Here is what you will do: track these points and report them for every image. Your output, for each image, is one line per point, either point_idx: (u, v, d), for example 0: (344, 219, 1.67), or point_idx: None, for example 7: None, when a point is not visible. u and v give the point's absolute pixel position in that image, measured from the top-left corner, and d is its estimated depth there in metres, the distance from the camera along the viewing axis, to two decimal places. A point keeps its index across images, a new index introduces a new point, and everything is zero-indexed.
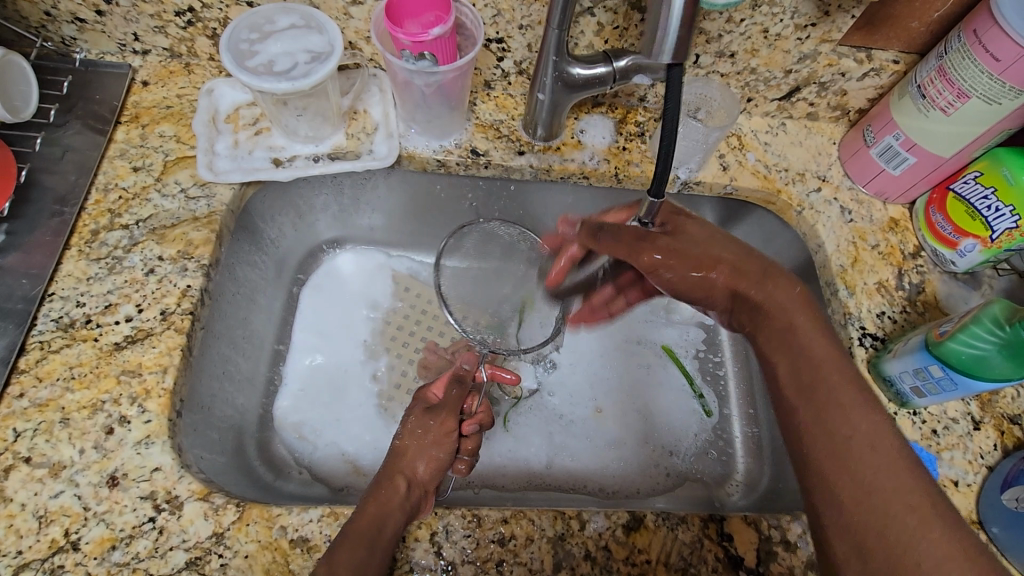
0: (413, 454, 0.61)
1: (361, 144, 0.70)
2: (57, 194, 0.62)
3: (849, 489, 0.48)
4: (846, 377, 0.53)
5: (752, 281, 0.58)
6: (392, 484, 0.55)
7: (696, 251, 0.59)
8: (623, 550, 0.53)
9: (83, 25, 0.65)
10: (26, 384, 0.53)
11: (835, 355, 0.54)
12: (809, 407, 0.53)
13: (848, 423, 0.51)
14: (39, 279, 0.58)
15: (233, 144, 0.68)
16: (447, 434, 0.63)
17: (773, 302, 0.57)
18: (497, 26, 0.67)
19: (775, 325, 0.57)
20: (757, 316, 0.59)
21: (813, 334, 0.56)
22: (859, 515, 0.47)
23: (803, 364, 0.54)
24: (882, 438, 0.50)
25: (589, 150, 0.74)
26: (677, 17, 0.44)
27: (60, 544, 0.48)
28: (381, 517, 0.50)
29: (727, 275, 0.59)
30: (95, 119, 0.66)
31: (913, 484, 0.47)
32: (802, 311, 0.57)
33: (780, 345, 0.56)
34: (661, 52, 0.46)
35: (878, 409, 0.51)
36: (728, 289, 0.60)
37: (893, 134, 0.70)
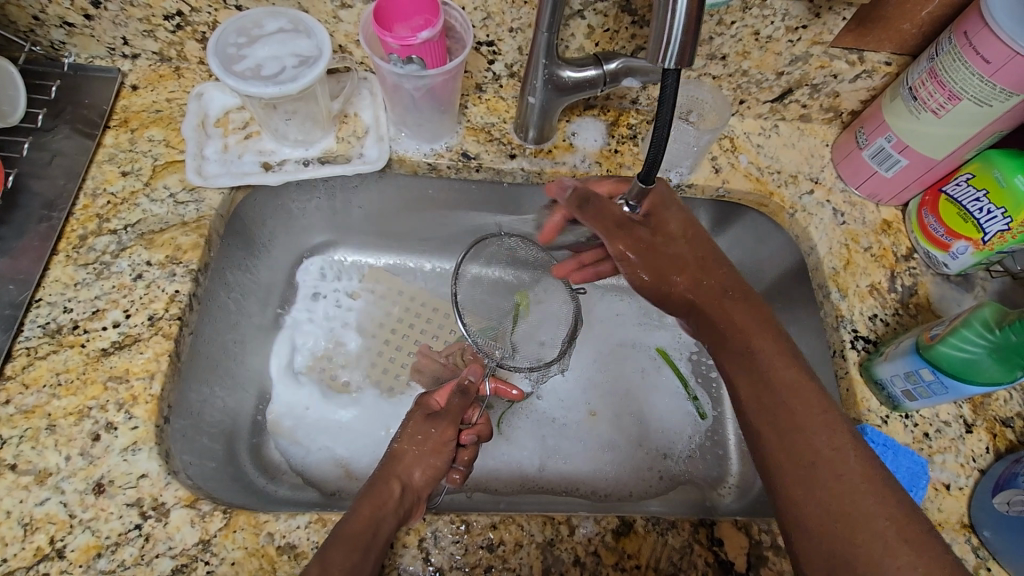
0: (410, 461, 0.60)
1: (352, 148, 0.70)
2: (45, 199, 0.61)
3: (813, 512, 0.49)
4: (805, 396, 0.53)
5: (712, 296, 0.60)
6: (388, 487, 0.55)
7: (659, 255, 0.61)
8: (613, 556, 0.53)
9: (72, 29, 0.65)
10: (12, 391, 0.53)
11: (793, 373, 0.55)
12: (768, 429, 0.53)
13: (807, 438, 0.51)
14: (26, 284, 0.57)
15: (222, 149, 0.68)
16: (445, 443, 0.63)
17: (729, 321, 0.59)
18: (487, 29, 0.67)
19: (735, 346, 0.58)
20: (717, 337, 0.60)
21: (774, 354, 0.56)
22: (827, 538, 0.47)
23: (763, 388, 0.55)
24: (845, 456, 0.50)
25: (580, 153, 0.74)
26: (683, 21, 0.43)
27: (45, 553, 0.48)
28: (377, 521, 0.50)
29: (691, 283, 0.61)
30: (84, 124, 0.66)
31: (876, 505, 0.47)
32: (761, 332, 0.57)
33: (742, 367, 0.57)
34: (666, 58, 0.44)
35: (840, 426, 0.51)
36: (689, 300, 0.61)
37: (885, 136, 0.69)
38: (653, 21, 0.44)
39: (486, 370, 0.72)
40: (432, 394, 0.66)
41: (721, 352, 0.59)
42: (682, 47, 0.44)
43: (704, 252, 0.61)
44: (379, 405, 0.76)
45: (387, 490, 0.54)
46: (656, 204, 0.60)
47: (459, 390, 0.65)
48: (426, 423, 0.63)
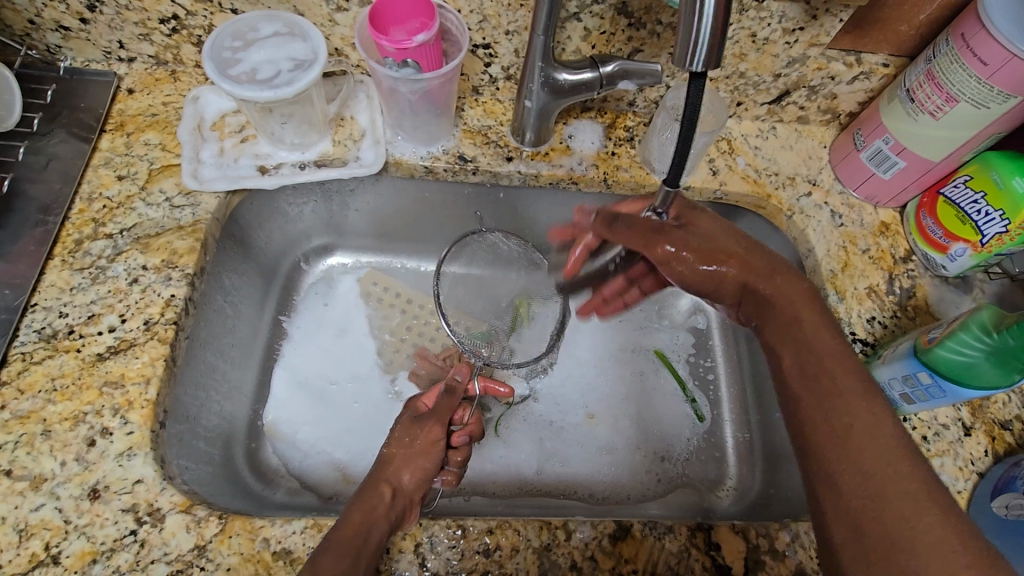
0: (399, 463, 0.59)
1: (348, 151, 0.70)
2: (41, 203, 0.61)
3: (855, 485, 0.47)
4: (849, 368, 0.52)
5: (762, 275, 0.58)
6: (378, 492, 0.54)
7: (702, 246, 0.59)
8: (609, 561, 0.53)
9: (67, 33, 0.65)
10: (7, 396, 0.53)
11: (837, 346, 0.54)
12: (813, 402, 0.52)
13: (853, 413, 0.50)
14: (21, 289, 0.57)
15: (218, 152, 0.68)
16: (434, 442, 0.62)
17: (778, 297, 0.57)
18: (483, 32, 0.67)
19: (781, 320, 0.56)
20: (767, 312, 0.58)
21: (820, 327, 0.55)
22: (859, 501, 0.47)
23: (807, 358, 0.54)
24: (888, 434, 0.49)
25: (577, 155, 0.74)
26: (710, 25, 0.42)
27: (40, 559, 0.48)
28: (367, 526, 0.49)
29: (739, 269, 0.58)
30: (79, 128, 0.66)
31: (911, 472, 0.46)
32: (809, 311, 0.56)
33: (788, 342, 0.55)
34: (694, 60, 0.44)
35: (884, 404, 0.50)
36: (737, 283, 0.59)
37: (883, 138, 0.69)
38: (680, 22, 0.43)
39: (473, 372, 0.73)
40: (423, 397, 0.67)
41: (764, 325, 0.58)
42: (710, 50, 0.43)
43: (745, 240, 0.59)
44: (376, 408, 0.76)
45: (375, 496, 0.53)
46: (682, 212, 0.60)
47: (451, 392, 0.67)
48: (414, 426, 0.63)
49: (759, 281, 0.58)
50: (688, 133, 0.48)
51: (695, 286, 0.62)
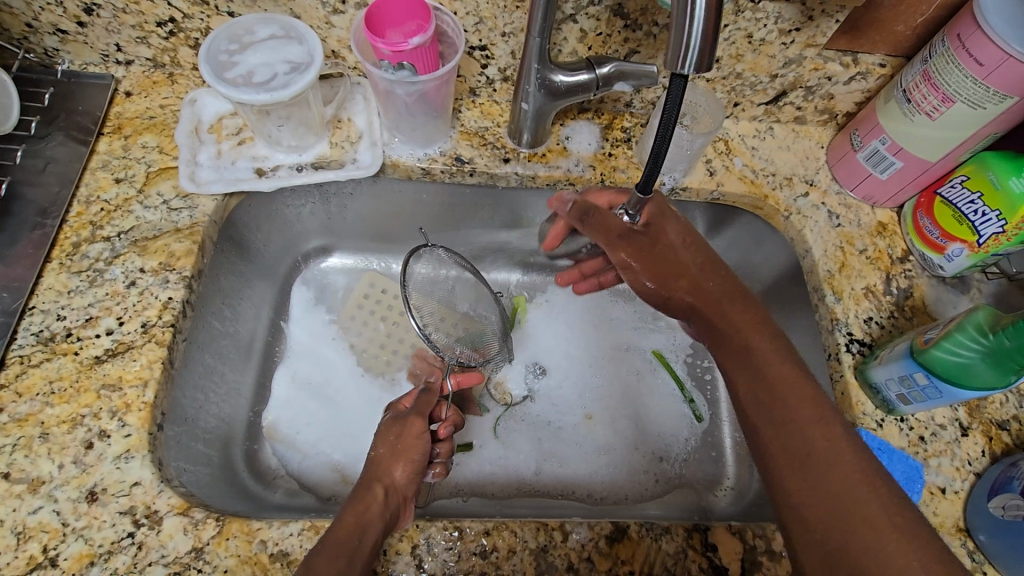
0: (388, 464, 0.58)
1: (345, 153, 0.70)
2: (40, 206, 0.62)
3: (810, 504, 0.48)
4: (801, 391, 0.54)
5: (711, 300, 0.61)
6: (372, 492, 0.53)
7: (658, 263, 0.61)
8: (606, 562, 0.53)
9: (65, 36, 0.65)
10: (5, 399, 0.53)
11: (789, 369, 0.55)
12: (766, 422, 0.54)
13: (804, 431, 0.51)
14: (19, 292, 0.57)
15: (216, 155, 0.68)
16: (419, 435, 0.61)
17: (728, 323, 0.60)
18: (479, 34, 0.67)
19: (733, 345, 0.59)
20: (718, 334, 0.61)
21: (770, 352, 0.57)
22: (820, 524, 0.47)
23: (759, 382, 0.56)
24: (839, 448, 0.50)
25: (575, 157, 0.74)
26: (702, 27, 0.42)
27: (39, 561, 0.48)
28: (361, 528, 0.49)
29: (690, 288, 0.62)
30: (78, 131, 0.66)
31: (869, 495, 0.47)
32: (757, 331, 0.58)
33: (741, 364, 0.58)
34: (685, 64, 0.44)
35: (834, 419, 0.52)
36: (690, 305, 0.62)
37: (880, 139, 0.69)
38: (671, 25, 0.43)
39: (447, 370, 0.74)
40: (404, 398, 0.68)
41: (720, 351, 0.61)
42: (701, 54, 0.43)
43: (700, 259, 0.62)
44: (374, 409, 0.76)
45: (367, 497, 0.52)
46: (654, 219, 0.61)
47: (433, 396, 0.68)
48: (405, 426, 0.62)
49: (710, 307, 0.61)
50: (665, 133, 0.49)
51: (657, 299, 0.64)
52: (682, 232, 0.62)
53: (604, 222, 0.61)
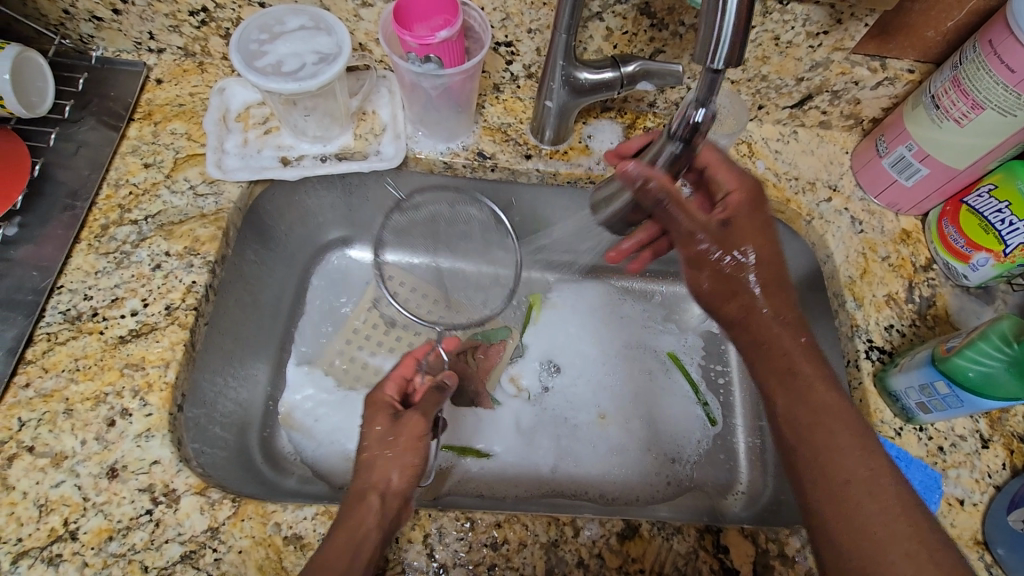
0: (382, 468, 0.52)
1: (368, 145, 0.71)
2: (70, 189, 0.63)
3: (849, 538, 0.46)
4: (846, 420, 0.50)
5: (758, 317, 0.55)
6: (365, 501, 0.50)
7: (760, 253, 0.55)
8: (617, 559, 0.53)
9: (100, 23, 0.67)
10: (32, 375, 0.54)
11: (834, 396, 0.52)
12: (804, 447, 0.51)
13: (844, 461, 0.49)
14: (49, 271, 0.59)
15: (242, 143, 0.69)
16: (419, 438, 0.55)
17: (773, 339, 0.54)
18: (505, 30, 0.68)
19: (775, 363, 0.54)
20: (756, 349, 0.55)
21: (815, 375, 0.53)
22: (858, 559, 0.45)
23: (802, 406, 0.52)
24: (883, 483, 0.47)
25: (596, 155, 0.74)
26: (734, 21, 0.42)
27: (59, 534, 0.48)
28: (360, 535, 0.47)
29: (745, 304, 0.55)
30: (109, 116, 0.67)
31: (914, 533, 0.45)
32: (804, 353, 0.54)
33: (782, 385, 0.53)
34: (715, 58, 0.44)
35: (877, 452, 0.49)
36: (738, 313, 0.56)
37: (906, 145, 0.69)
38: (702, 20, 0.43)
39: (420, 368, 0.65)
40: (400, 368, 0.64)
41: (757, 368, 0.55)
42: (731, 47, 0.43)
43: (767, 266, 0.55)
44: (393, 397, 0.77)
45: (359, 509, 0.49)
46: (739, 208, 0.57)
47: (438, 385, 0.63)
48: (393, 419, 0.56)
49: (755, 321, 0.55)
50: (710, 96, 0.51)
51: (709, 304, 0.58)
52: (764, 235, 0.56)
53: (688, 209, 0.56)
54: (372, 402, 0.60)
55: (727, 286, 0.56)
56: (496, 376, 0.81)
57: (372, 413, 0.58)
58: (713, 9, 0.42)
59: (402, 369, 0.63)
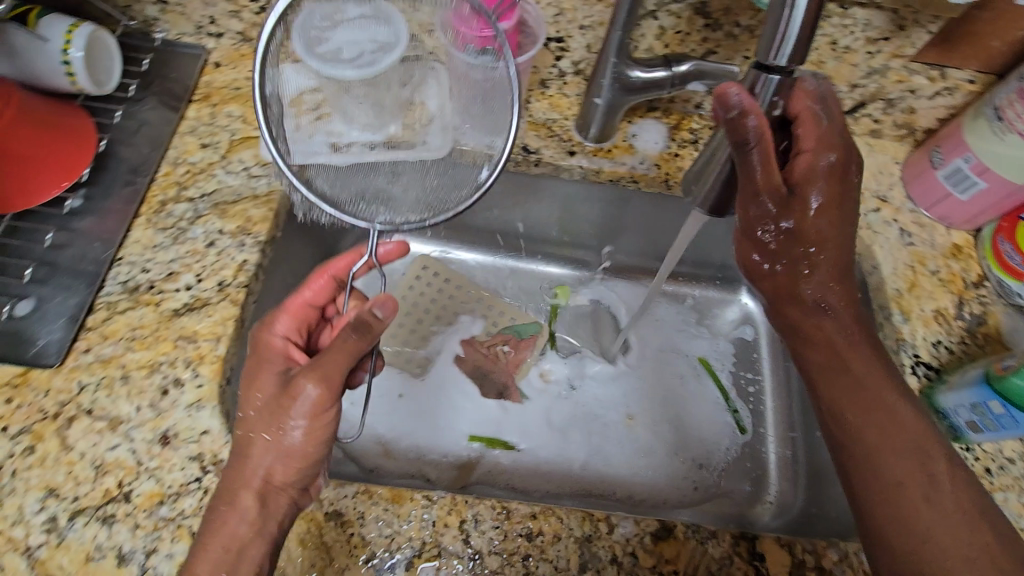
0: (258, 456, 0.49)
1: (416, 135, 0.73)
2: (131, 165, 0.65)
3: (897, 534, 0.47)
4: (897, 415, 0.51)
5: (802, 307, 0.57)
6: (240, 502, 0.48)
7: (819, 230, 0.54)
8: (650, 559, 0.52)
9: (166, 6, 0.69)
10: (92, 341, 0.56)
11: (889, 390, 0.53)
12: (852, 440, 0.52)
13: (892, 455, 0.50)
14: (110, 244, 0.61)
15: (294, 128, 0.67)
16: (320, 413, 0.49)
17: (818, 329, 0.56)
18: (557, 25, 0.71)
19: (826, 353, 0.56)
20: (800, 337, 0.58)
21: (867, 368, 0.54)
22: (907, 555, 0.46)
23: (850, 398, 0.53)
24: (936, 482, 0.48)
25: (640, 154, 0.75)
26: (803, 16, 0.41)
27: (113, 495, 0.50)
28: (232, 559, 0.46)
29: (791, 281, 0.56)
30: (169, 97, 0.69)
31: (972, 536, 0.45)
32: (854, 345, 0.55)
33: (830, 377, 0.55)
34: (778, 54, 0.44)
35: (931, 450, 0.49)
36: (781, 292, 0.57)
37: (963, 157, 0.67)
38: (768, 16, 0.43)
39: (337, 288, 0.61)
40: (302, 292, 0.57)
41: (805, 357, 0.57)
42: (796, 46, 0.43)
43: (832, 248, 0.55)
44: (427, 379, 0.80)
45: (228, 511, 0.47)
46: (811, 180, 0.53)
47: (351, 325, 0.50)
48: (281, 386, 0.50)
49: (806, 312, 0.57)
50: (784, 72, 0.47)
51: (755, 276, 0.59)
52: (835, 222, 0.54)
53: (770, 166, 0.51)
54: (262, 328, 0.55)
55: (781, 258, 0.56)
56: (525, 370, 0.81)
57: (258, 361, 0.53)
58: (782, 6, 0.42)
59: (309, 298, 0.58)
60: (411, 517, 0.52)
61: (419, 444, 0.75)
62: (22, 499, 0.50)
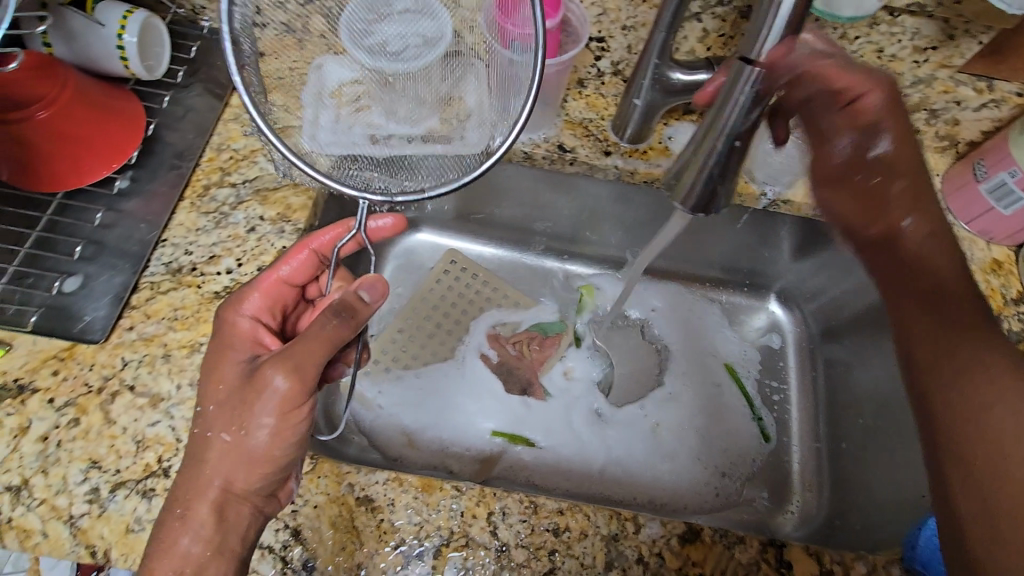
0: (216, 464, 0.48)
1: (453, 130, 0.71)
2: (176, 150, 0.67)
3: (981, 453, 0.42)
4: (994, 343, 0.47)
5: (905, 239, 0.54)
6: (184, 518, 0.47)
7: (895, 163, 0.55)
8: (676, 561, 0.52)
9: None
10: (136, 319, 0.58)
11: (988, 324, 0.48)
12: (940, 361, 0.47)
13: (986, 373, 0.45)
14: (155, 225, 0.62)
15: (335, 118, 0.70)
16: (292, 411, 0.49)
17: (920, 260, 0.53)
18: (600, 25, 0.73)
19: (922, 285, 0.52)
20: (900, 270, 0.54)
21: (966, 303, 0.50)
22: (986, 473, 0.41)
23: (941, 324, 0.49)
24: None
25: (676, 157, 0.74)
26: (786, 13, 0.38)
27: (153, 470, 0.51)
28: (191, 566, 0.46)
29: (882, 217, 0.55)
30: (214, 84, 0.71)
31: None
32: (957, 280, 0.51)
33: (926, 303, 0.51)
34: (757, 50, 0.41)
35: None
36: (883, 229, 0.55)
37: (1010, 171, 0.65)
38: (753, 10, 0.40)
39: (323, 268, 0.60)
40: (280, 268, 0.56)
41: (897, 290, 0.53)
42: (778, 42, 0.40)
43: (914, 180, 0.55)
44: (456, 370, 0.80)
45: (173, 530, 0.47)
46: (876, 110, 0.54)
47: (334, 311, 0.50)
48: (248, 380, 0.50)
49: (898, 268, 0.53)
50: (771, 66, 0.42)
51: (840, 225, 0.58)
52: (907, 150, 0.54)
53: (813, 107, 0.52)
54: (237, 302, 0.55)
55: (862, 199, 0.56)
56: (549, 367, 0.81)
57: (222, 350, 0.52)
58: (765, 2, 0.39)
59: (289, 275, 0.57)
60: (440, 506, 0.53)
61: (443, 436, 0.75)
62: (66, 468, 0.51)
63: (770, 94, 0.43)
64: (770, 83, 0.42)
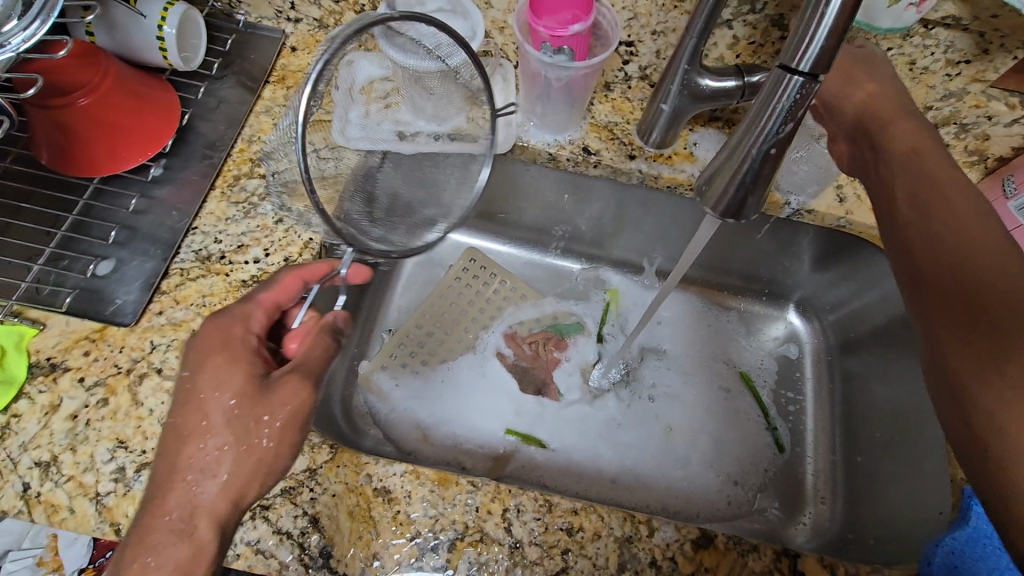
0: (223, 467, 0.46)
1: (479, 129, 0.71)
2: (208, 140, 0.68)
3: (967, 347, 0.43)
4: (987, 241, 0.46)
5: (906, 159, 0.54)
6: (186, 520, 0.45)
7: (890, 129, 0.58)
8: (689, 566, 0.52)
9: None
10: (165, 304, 0.59)
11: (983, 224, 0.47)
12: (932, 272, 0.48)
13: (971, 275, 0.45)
14: (186, 214, 0.64)
15: (364, 115, 0.71)
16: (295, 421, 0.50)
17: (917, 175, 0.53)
18: (630, 29, 0.70)
19: (920, 198, 0.52)
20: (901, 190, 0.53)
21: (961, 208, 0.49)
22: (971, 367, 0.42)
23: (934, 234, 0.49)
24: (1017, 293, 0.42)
25: (700, 163, 0.74)
26: (832, 23, 0.37)
27: None
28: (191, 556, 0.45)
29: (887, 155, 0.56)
30: (247, 77, 0.72)
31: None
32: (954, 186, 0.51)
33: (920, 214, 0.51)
34: (801, 59, 0.40)
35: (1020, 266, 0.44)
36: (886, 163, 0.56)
37: None
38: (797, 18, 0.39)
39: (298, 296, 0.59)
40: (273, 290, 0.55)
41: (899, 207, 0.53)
42: (823, 52, 0.39)
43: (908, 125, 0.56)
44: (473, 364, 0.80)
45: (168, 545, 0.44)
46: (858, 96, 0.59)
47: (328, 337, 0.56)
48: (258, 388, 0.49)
49: (913, 217, 0.51)
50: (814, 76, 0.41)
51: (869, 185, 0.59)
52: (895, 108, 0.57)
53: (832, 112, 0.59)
54: (235, 320, 0.52)
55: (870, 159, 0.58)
56: (563, 368, 0.81)
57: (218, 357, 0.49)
58: (811, 6, 0.38)
59: (276, 295, 0.55)
60: (456, 500, 0.53)
61: (456, 432, 0.76)
62: (94, 447, 0.52)
63: (810, 104, 0.42)
64: (811, 93, 0.41)
